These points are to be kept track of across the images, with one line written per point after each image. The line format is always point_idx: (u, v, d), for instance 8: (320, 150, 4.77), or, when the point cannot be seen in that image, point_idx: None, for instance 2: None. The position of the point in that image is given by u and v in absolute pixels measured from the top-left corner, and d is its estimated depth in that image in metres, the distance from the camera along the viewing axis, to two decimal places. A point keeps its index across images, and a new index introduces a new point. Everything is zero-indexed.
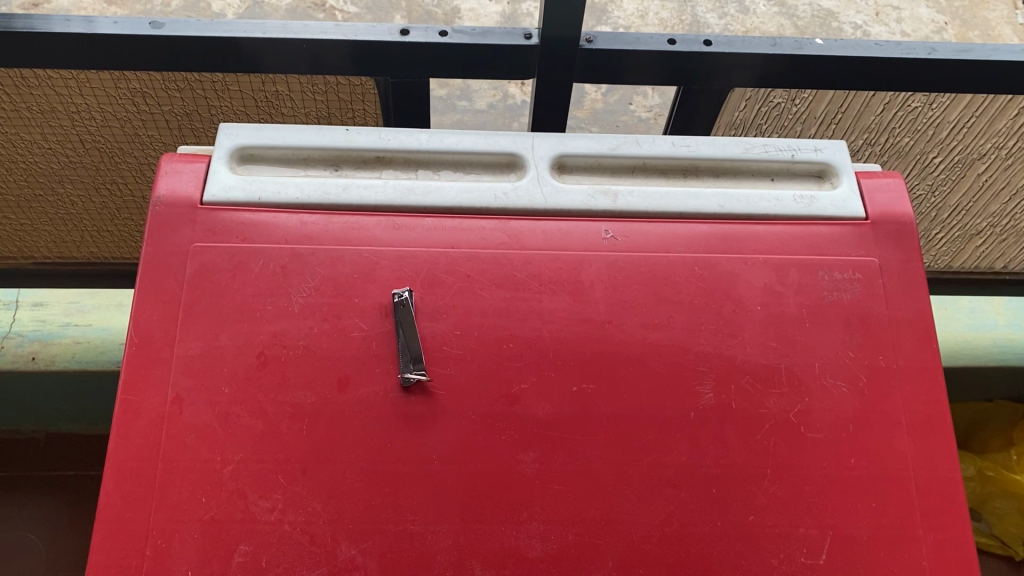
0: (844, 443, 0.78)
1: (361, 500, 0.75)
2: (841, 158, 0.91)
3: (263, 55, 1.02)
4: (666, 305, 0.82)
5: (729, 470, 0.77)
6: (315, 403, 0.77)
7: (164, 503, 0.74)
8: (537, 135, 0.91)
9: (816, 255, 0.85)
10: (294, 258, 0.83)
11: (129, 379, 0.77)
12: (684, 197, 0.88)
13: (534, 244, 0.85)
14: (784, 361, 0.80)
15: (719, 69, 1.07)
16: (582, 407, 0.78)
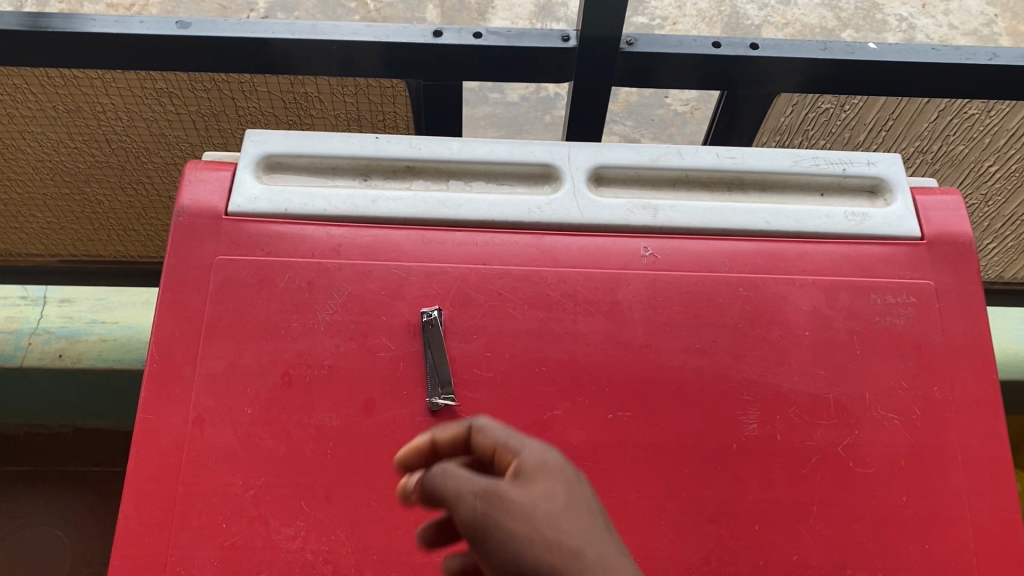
0: (895, 480, 0.74)
1: (386, 529, 0.72)
2: (896, 172, 0.87)
3: (292, 56, 0.98)
4: (708, 329, 0.78)
5: (772, 505, 0.73)
6: (339, 426, 0.75)
7: (183, 528, 0.71)
8: (574, 144, 0.88)
9: (868, 277, 0.81)
10: (321, 273, 0.80)
11: (151, 398, 0.75)
12: (728, 212, 0.84)
13: (570, 261, 0.81)
14: (832, 391, 0.76)
15: (765, 73, 1.03)
16: (618, 436, 0.74)
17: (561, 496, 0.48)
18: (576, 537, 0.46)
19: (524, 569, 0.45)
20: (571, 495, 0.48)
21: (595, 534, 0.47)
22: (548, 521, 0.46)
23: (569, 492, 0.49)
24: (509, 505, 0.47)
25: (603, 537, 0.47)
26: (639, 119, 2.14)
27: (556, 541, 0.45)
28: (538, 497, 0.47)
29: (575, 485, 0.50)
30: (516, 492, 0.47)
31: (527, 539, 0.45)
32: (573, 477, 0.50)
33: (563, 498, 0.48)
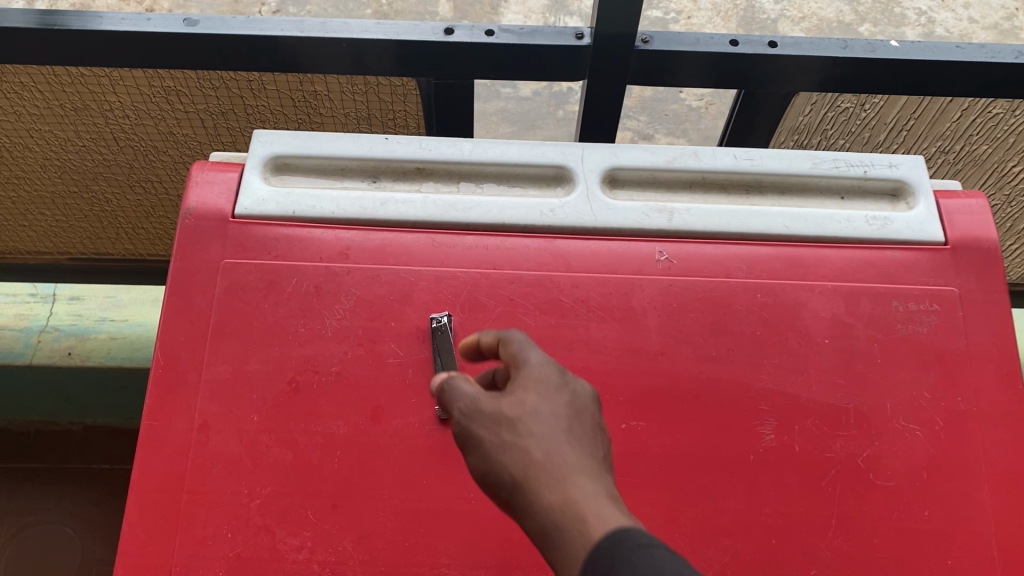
0: (917, 493, 0.72)
1: (395, 540, 0.70)
2: (918, 175, 0.84)
3: (302, 54, 0.97)
4: (724, 336, 0.76)
5: (792, 518, 0.71)
6: (347, 434, 0.73)
7: (188, 538, 0.70)
8: (588, 146, 0.86)
9: (890, 284, 0.79)
10: (329, 277, 0.78)
11: (156, 404, 0.74)
12: (746, 216, 0.82)
13: (583, 265, 0.79)
14: (852, 401, 0.74)
15: (783, 72, 1.00)
16: (633, 446, 0.72)
17: (529, 401, 0.49)
18: (530, 438, 0.48)
19: (487, 472, 0.48)
20: (543, 399, 0.50)
21: (553, 433, 0.48)
22: (508, 427, 0.49)
23: (541, 397, 0.50)
24: (478, 418, 0.50)
25: (561, 436, 0.48)
26: (654, 114, 2.12)
27: (509, 446, 0.48)
28: (507, 404, 0.49)
29: (556, 391, 0.50)
30: (488, 403, 0.50)
31: (490, 446, 0.48)
32: (561, 383, 0.51)
33: (528, 403, 0.49)
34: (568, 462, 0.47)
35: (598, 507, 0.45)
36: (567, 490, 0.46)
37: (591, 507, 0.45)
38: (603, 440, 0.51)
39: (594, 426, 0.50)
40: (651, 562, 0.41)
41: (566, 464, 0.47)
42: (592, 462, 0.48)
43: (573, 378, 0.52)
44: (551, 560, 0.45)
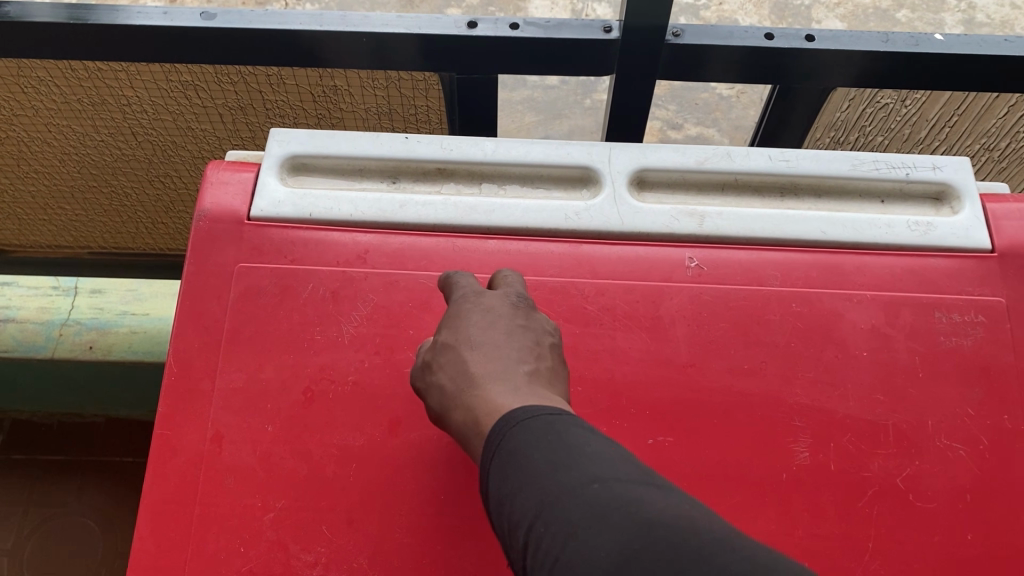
0: (960, 516, 0.68)
1: (412, 557, 0.68)
2: (964, 178, 0.80)
3: (321, 49, 0.94)
4: (758, 348, 0.73)
5: (827, 541, 0.67)
6: (363, 446, 0.71)
7: (200, 552, 0.68)
8: (615, 145, 0.82)
9: (932, 293, 0.75)
10: (346, 282, 0.76)
11: (168, 413, 0.72)
12: (780, 220, 0.78)
13: (610, 272, 0.76)
14: (891, 418, 0.71)
15: (821, 67, 0.96)
16: (660, 463, 0.69)
17: (445, 338, 0.62)
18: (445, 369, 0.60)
19: (437, 410, 0.62)
20: (457, 331, 0.62)
21: (460, 356, 0.60)
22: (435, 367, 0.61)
23: (456, 328, 0.62)
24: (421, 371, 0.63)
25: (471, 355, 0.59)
26: (683, 103, 2.07)
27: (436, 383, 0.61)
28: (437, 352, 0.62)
29: (471, 316, 0.62)
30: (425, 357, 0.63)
31: (430, 389, 0.62)
32: (476, 307, 0.63)
33: (444, 340, 0.62)
34: (472, 373, 0.58)
35: (494, 400, 0.55)
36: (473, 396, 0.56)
37: (491, 402, 0.55)
38: (529, 336, 0.61)
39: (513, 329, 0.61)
40: (525, 431, 0.50)
41: (472, 375, 0.58)
42: (502, 362, 0.58)
43: (489, 298, 0.64)
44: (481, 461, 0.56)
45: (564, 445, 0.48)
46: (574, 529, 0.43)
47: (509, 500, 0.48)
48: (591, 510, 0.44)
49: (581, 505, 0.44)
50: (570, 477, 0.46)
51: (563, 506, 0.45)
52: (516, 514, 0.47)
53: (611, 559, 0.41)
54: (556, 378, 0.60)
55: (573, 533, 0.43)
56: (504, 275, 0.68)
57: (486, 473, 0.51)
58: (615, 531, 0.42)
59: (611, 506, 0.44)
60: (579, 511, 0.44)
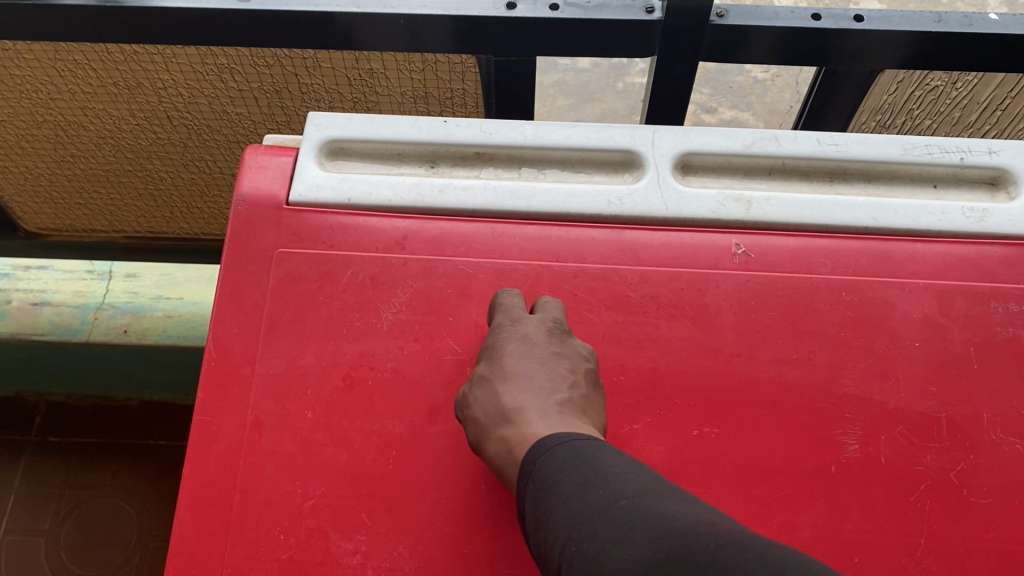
0: (1015, 513, 0.66)
1: (452, 547, 0.67)
2: (1021, 163, 0.77)
3: (358, 31, 0.92)
4: (806, 337, 0.71)
5: (877, 536, 0.65)
6: (403, 434, 0.70)
7: (239, 538, 0.67)
8: (659, 129, 0.81)
9: (988, 282, 0.73)
10: (386, 268, 0.75)
11: (207, 398, 0.71)
12: (831, 206, 0.76)
13: (653, 259, 0.74)
14: (945, 410, 0.69)
15: (871, 48, 0.93)
16: (705, 454, 0.68)
17: (479, 370, 0.66)
18: (476, 399, 0.64)
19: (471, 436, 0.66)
20: (490, 365, 0.66)
21: (493, 388, 0.64)
22: (467, 397, 0.65)
23: (490, 361, 0.66)
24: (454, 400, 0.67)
25: (504, 389, 0.64)
26: (717, 87, 2.03)
27: (467, 412, 0.65)
28: (470, 383, 0.66)
29: (505, 347, 0.66)
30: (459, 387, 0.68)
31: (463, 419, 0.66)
32: (513, 336, 0.67)
33: (480, 372, 0.66)
34: (504, 407, 0.62)
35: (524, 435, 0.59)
36: (502, 430, 0.61)
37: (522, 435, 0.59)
38: (564, 364, 0.65)
39: (547, 361, 0.65)
40: (558, 458, 0.54)
41: (504, 410, 0.62)
42: (535, 397, 0.63)
43: (525, 324, 0.67)
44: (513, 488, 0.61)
45: (590, 468, 0.52)
46: (604, 544, 0.47)
47: (543, 523, 0.52)
48: (619, 526, 0.47)
49: (610, 521, 0.48)
50: (600, 496, 0.50)
51: (594, 523, 0.48)
52: (552, 535, 0.51)
53: (639, 569, 0.44)
54: (590, 407, 0.64)
55: (604, 548, 0.46)
56: (544, 301, 0.71)
57: (522, 499, 0.55)
58: (641, 543, 0.45)
59: (637, 519, 0.47)
60: (608, 526, 0.47)
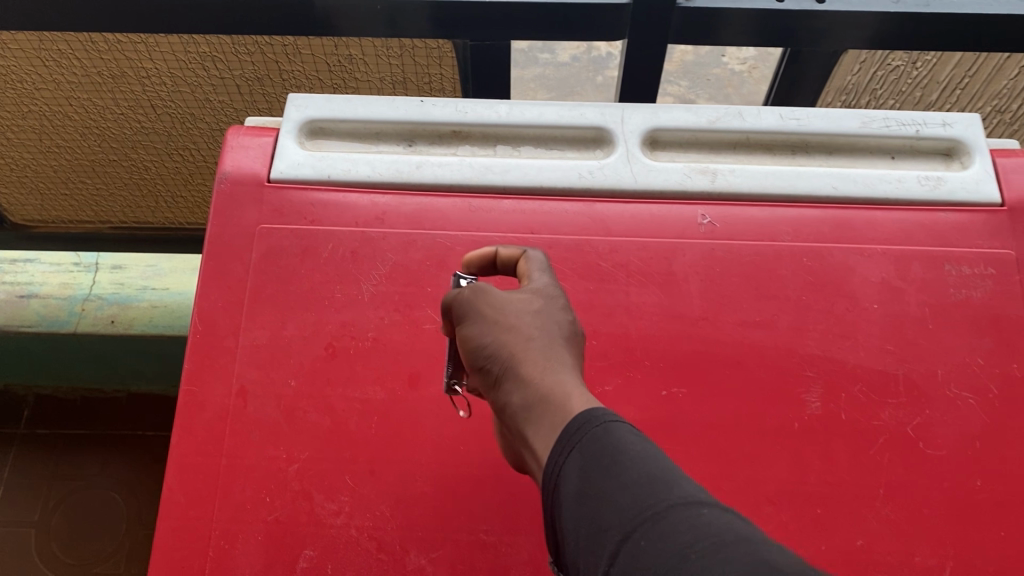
0: (970, 463, 0.69)
1: (431, 506, 0.70)
2: (974, 134, 0.81)
3: (337, 17, 0.95)
4: (769, 301, 0.74)
5: (837, 488, 0.68)
6: (384, 399, 0.73)
7: (226, 502, 0.70)
8: (628, 107, 0.84)
9: (942, 247, 0.76)
10: (365, 242, 0.78)
11: (194, 369, 0.74)
12: (792, 177, 0.79)
13: (623, 230, 0.78)
14: (902, 368, 0.72)
15: (834, 29, 0.96)
16: (673, 413, 0.71)
17: (535, 299, 0.54)
18: (526, 322, 0.52)
19: (482, 343, 0.53)
20: (545, 307, 0.54)
21: (555, 334, 0.52)
22: (514, 312, 0.53)
23: (548, 302, 0.54)
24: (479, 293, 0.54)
25: (559, 339, 0.52)
26: (695, 79, 2.07)
27: (506, 324, 0.52)
28: (517, 298, 0.54)
29: (563, 306, 0.55)
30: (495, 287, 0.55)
31: (493, 326, 0.53)
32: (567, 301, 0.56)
33: (539, 307, 0.54)
34: (567, 362, 0.50)
35: (572, 391, 0.47)
36: (548, 373, 0.49)
37: (569, 391, 0.47)
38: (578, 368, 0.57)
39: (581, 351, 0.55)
40: (618, 436, 0.43)
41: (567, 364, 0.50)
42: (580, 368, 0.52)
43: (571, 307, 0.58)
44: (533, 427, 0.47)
45: (661, 462, 0.41)
46: (684, 551, 0.35)
47: (591, 509, 0.40)
48: (700, 536, 0.36)
49: (689, 530, 0.37)
50: (672, 495, 0.39)
51: (667, 525, 0.37)
52: (603, 526, 0.39)
53: None
54: None
55: (683, 560, 0.35)
56: None
57: (564, 469, 0.43)
58: (736, 565, 0.34)
59: (727, 536, 0.36)
60: (685, 531, 0.36)
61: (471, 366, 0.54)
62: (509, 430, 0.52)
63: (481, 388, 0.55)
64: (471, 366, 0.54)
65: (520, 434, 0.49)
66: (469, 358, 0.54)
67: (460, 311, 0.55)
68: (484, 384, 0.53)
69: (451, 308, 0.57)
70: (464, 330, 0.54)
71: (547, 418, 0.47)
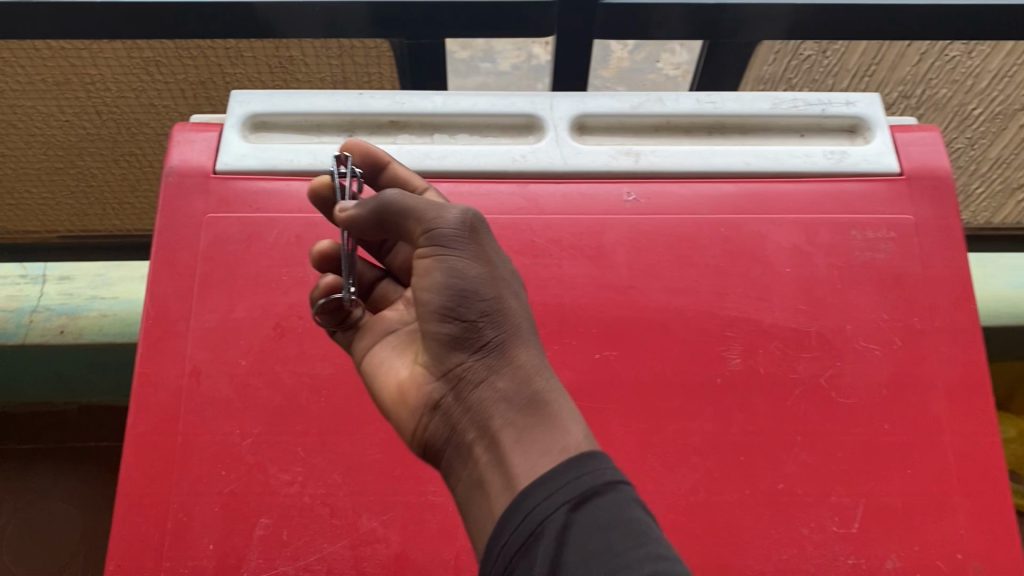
0: (878, 408, 0.75)
1: (381, 472, 0.73)
2: (874, 111, 0.88)
3: (278, 20, 0.99)
4: (691, 269, 0.80)
5: (758, 436, 0.74)
6: (331, 374, 0.76)
7: (183, 477, 0.72)
8: (556, 95, 0.89)
9: (848, 214, 0.83)
10: (309, 227, 0.82)
11: (147, 353, 0.77)
12: (710, 155, 0.85)
13: (554, 208, 0.83)
14: (814, 325, 0.78)
15: (748, 21, 1.03)
16: (606, 375, 0.75)
17: (512, 281, 0.62)
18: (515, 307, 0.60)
19: (474, 295, 0.58)
20: (518, 290, 0.63)
21: (530, 322, 0.62)
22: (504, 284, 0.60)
23: (521, 288, 0.63)
24: (475, 234, 0.60)
25: (531, 324, 0.62)
26: None
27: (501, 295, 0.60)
28: (503, 266, 0.61)
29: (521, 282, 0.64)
30: (486, 236, 0.61)
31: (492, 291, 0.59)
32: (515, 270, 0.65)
33: (515, 284, 0.62)
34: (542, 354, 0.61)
35: (559, 398, 0.59)
36: (541, 375, 0.59)
37: (559, 399, 0.58)
38: None
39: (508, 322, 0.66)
40: (613, 518, 0.50)
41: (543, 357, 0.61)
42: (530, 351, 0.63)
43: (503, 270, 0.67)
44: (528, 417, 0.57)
45: (655, 556, 0.48)
46: None
47: None
48: None
49: None
50: None
51: None
52: None
53: None
54: None
55: None
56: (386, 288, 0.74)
57: (554, 531, 0.49)
58: None
59: None
60: None
61: (442, 308, 0.59)
62: (458, 397, 0.59)
63: (434, 332, 0.60)
64: (447, 312, 0.58)
65: (495, 416, 0.57)
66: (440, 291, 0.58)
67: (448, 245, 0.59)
68: (450, 335, 0.59)
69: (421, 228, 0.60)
70: (453, 263, 0.58)
71: (543, 420, 0.57)
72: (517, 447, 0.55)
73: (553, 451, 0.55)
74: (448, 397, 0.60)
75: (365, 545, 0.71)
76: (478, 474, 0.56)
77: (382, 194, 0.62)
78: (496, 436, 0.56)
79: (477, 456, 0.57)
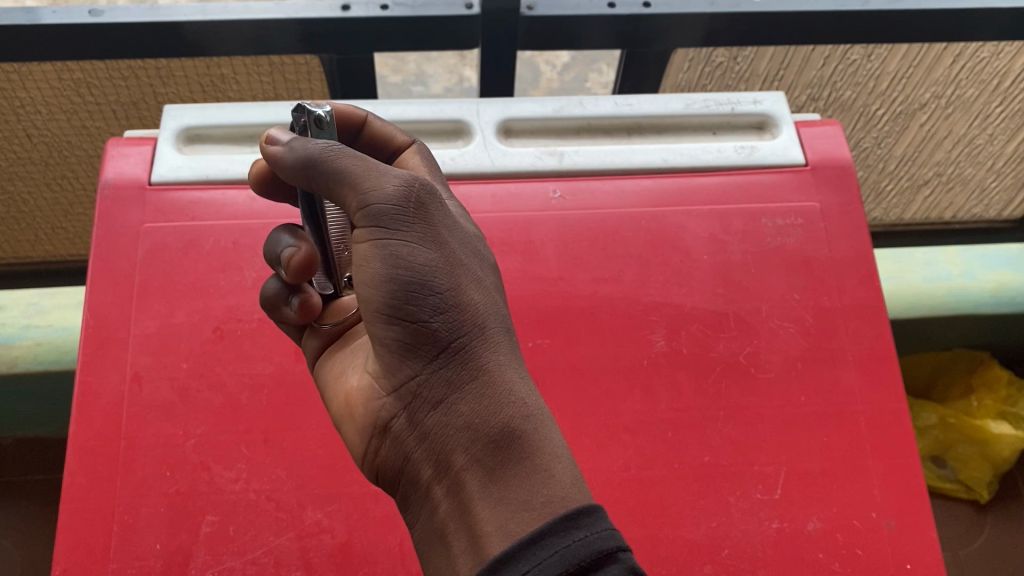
0: (794, 381, 0.80)
1: (324, 465, 0.75)
2: (780, 109, 0.94)
3: (207, 39, 1.01)
4: (615, 259, 0.84)
5: (683, 413, 0.78)
6: (272, 372, 0.79)
7: (128, 480, 0.73)
8: (482, 101, 0.93)
9: (759, 203, 0.88)
10: (245, 233, 0.84)
11: (88, 361, 0.78)
12: (628, 153, 0.90)
13: (483, 206, 0.86)
14: (731, 306, 0.83)
15: (663, 30, 1.08)
16: (538, 362, 0.79)
17: (472, 272, 0.58)
18: (477, 309, 0.56)
19: (421, 289, 0.55)
20: (482, 284, 0.58)
21: (500, 320, 0.57)
22: (458, 273, 0.56)
23: (484, 282, 0.58)
24: (417, 209, 0.55)
25: (500, 324, 0.57)
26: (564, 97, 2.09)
27: (455, 289, 0.56)
28: (459, 253, 0.57)
29: (485, 270, 0.60)
30: (432, 210, 0.56)
31: (445, 288, 0.55)
32: (483, 253, 0.60)
33: (476, 273, 0.58)
34: (515, 360, 0.57)
35: (541, 429, 0.54)
36: (517, 399, 0.54)
37: (537, 427, 0.54)
38: None
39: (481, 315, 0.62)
40: None
41: (519, 366, 0.56)
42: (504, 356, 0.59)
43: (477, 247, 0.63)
44: (500, 452, 0.53)
45: None
46: None
47: None
48: None
49: None
50: None
51: None
52: None
53: None
54: None
55: None
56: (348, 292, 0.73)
57: None
58: None
59: None
60: None
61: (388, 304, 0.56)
62: (414, 419, 0.56)
63: (386, 337, 0.57)
64: (395, 311, 0.55)
65: (460, 453, 0.53)
66: (382, 282, 0.55)
67: (386, 232, 0.55)
68: (400, 342, 0.56)
69: (357, 201, 0.55)
70: (395, 250, 0.55)
71: (518, 459, 0.52)
72: (486, 495, 0.52)
73: (535, 503, 0.51)
74: (403, 416, 0.57)
75: (310, 537, 0.73)
76: (440, 514, 0.54)
77: (308, 147, 0.56)
78: (461, 475, 0.53)
79: (438, 495, 0.54)
